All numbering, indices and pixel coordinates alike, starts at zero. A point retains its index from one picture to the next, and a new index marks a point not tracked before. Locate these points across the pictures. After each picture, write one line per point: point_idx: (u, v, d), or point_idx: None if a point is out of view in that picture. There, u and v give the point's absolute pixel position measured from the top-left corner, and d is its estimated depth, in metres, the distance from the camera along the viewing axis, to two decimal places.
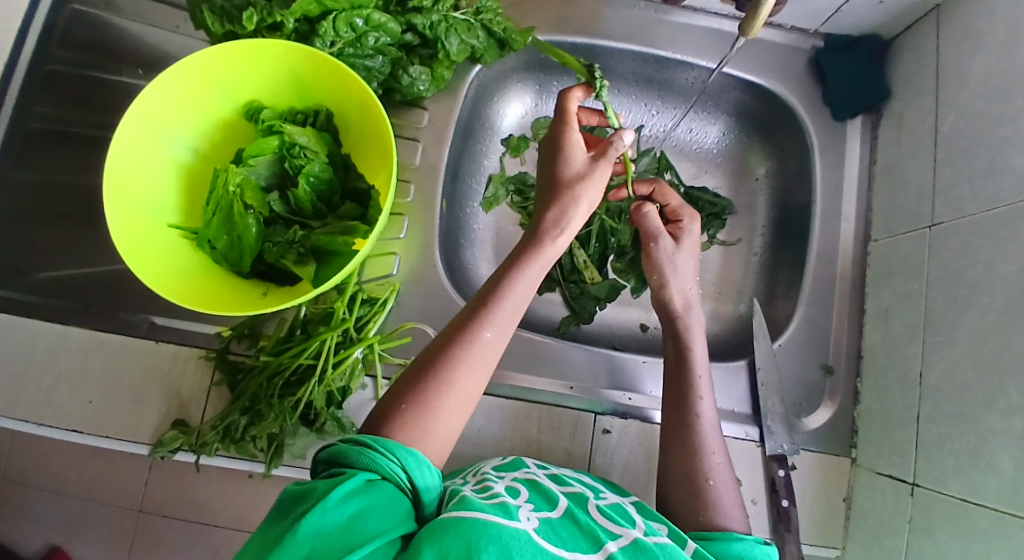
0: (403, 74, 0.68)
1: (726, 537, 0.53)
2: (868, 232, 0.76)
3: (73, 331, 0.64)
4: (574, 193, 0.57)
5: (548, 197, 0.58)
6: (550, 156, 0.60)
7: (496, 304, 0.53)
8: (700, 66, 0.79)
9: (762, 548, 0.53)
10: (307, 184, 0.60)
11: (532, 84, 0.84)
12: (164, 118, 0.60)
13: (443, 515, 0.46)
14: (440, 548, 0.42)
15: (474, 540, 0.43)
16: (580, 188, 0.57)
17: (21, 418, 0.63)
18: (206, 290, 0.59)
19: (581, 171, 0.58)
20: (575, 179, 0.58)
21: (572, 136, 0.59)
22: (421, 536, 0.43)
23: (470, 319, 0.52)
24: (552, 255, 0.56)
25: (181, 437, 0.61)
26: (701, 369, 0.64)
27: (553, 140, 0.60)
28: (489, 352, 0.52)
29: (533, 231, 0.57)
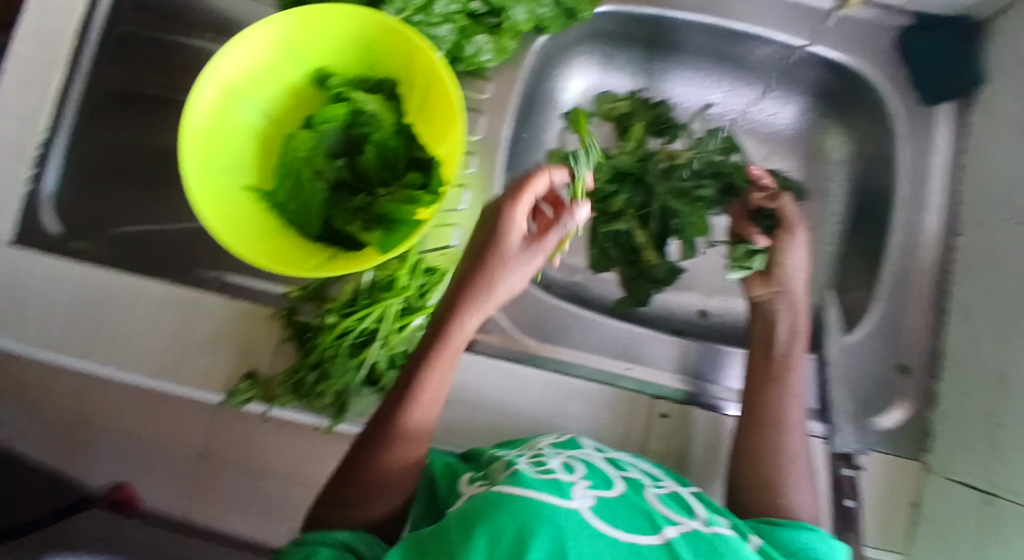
0: (468, 44, 0.67)
1: (795, 524, 0.55)
2: (955, 225, 0.72)
3: (153, 284, 0.67)
4: (490, 278, 0.54)
5: (467, 279, 0.55)
6: (484, 230, 0.56)
7: (416, 394, 0.52)
8: (777, 40, 0.75)
9: (829, 542, 0.54)
10: (375, 153, 0.62)
11: (596, 55, 0.82)
12: (239, 82, 0.61)
13: (497, 492, 0.46)
14: (492, 531, 0.42)
15: (527, 521, 0.43)
16: (501, 280, 0.55)
17: (102, 363, 0.66)
18: (277, 251, 0.61)
19: (507, 260, 0.55)
20: (497, 262, 0.55)
21: (514, 217, 0.55)
22: (476, 517, 0.43)
23: (385, 421, 0.51)
24: (464, 337, 0.55)
25: (253, 388, 0.64)
26: (797, 353, 0.67)
27: (490, 216, 0.56)
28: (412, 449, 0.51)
29: (449, 311, 0.54)
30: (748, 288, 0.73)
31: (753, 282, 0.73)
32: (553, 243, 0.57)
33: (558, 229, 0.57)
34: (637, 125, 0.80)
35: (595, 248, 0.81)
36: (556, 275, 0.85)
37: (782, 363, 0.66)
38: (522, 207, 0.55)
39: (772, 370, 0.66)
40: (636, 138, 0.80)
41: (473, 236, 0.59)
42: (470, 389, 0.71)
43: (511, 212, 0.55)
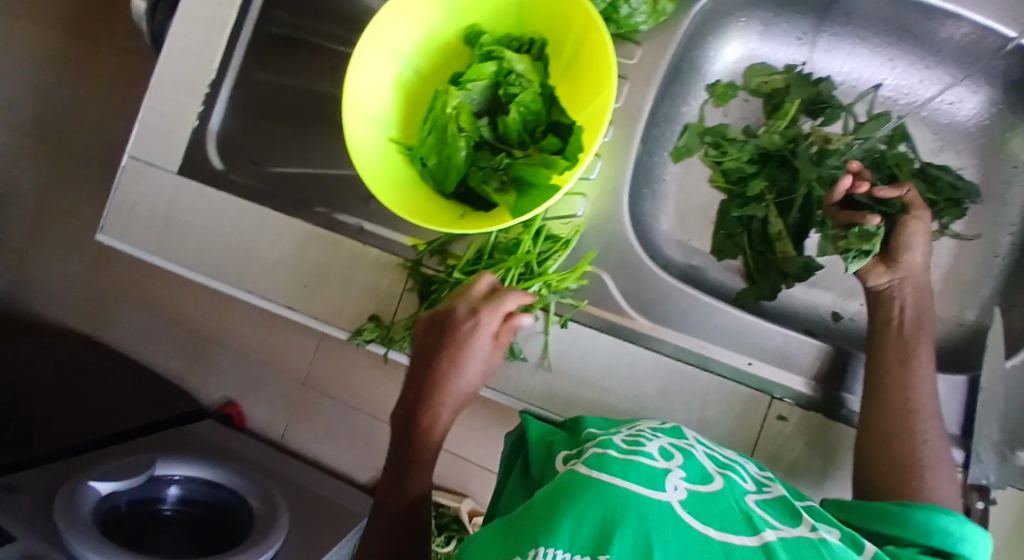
0: (623, 4, 0.64)
1: (932, 508, 0.49)
2: None
3: (297, 222, 0.71)
4: (456, 375, 0.59)
5: (433, 379, 0.59)
6: (442, 342, 0.60)
7: (405, 479, 0.57)
8: (968, 19, 0.66)
9: (970, 530, 0.48)
10: (518, 113, 0.61)
11: (758, 23, 0.76)
12: (396, 34, 0.62)
13: (582, 473, 0.44)
14: (574, 516, 0.40)
15: (611, 509, 0.40)
16: (463, 373, 0.59)
17: (248, 289, 0.72)
18: (415, 204, 0.62)
19: (465, 360, 0.58)
20: (459, 366, 0.59)
21: (479, 330, 0.59)
22: (560, 499, 0.42)
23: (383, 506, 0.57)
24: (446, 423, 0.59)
25: (377, 330, 0.67)
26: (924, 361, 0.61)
27: (442, 329, 0.60)
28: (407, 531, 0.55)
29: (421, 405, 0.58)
30: (864, 278, 0.67)
31: (872, 270, 0.66)
32: (506, 342, 0.60)
33: (509, 331, 0.60)
34: (794, 102, 0.74)
35: (722, 230, 0.77)
36: (674, 255, 0.79)
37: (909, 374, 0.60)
38: (483, 324, 0.59)
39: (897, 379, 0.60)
40: (790, 117, 0.74)
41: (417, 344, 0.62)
42: (576, 361, 0.70)
43: (483, 317, 0.59)
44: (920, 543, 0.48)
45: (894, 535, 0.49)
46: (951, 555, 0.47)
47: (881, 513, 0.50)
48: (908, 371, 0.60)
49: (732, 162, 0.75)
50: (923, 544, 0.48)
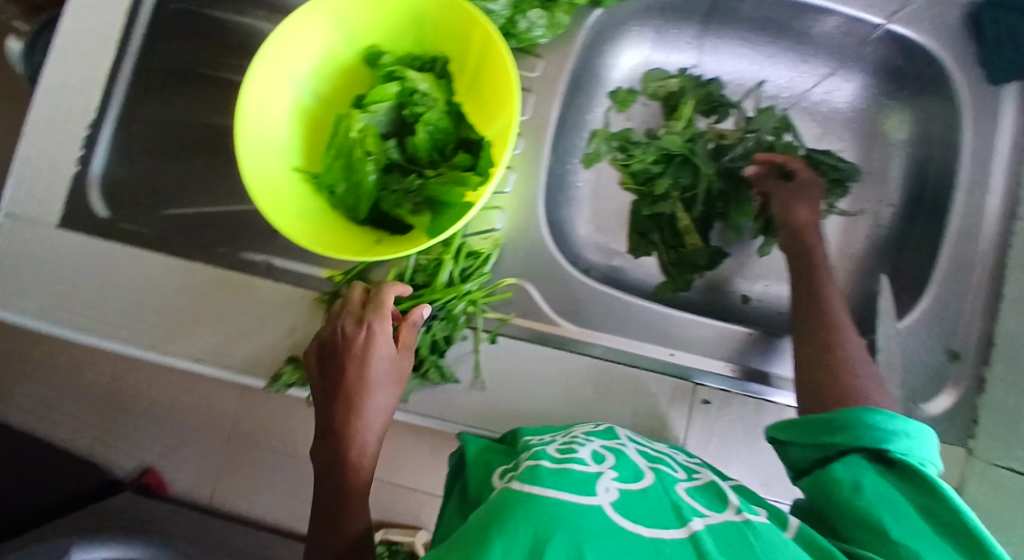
0: (521, 19, 0.65)
1: (865, 410, 0.50)
2: (1017, 209, 0.69)
3: (198, 267, 0.68)
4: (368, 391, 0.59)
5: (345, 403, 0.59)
6: (340, 364, 0.60)
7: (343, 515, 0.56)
8: (843, 13, 0.72)
9: (904, 424, 0.49)
10: (425, 132, 0.60)
11: (650, 31, 0.79)
12: (289, 60, 0.60)
13: (514, 488, 0.45)
14: (508, 531, 0.40)
15: (543, 521, 0.41)
16: (370, 391, 0.59)
17: (147, 346, 0.66)
18: (325, 234, 0.60)
19: (370, 377, 0.59)
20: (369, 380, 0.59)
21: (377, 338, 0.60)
22: (493, 515, 0.42)
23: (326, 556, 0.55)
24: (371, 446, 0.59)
25: (298, 372, 0.64)
26: (845, 323, 0.61)
27: (335, 352, 0.61)
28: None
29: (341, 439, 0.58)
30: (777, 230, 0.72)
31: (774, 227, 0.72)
32: (410, 342, 0.63)
33: (412, 326, 0.63)
34: (688, 103, 0.78)
35: (636, 231, 0.80)
36: (594, 258, 0.81)
37: (838, 341, 0.60)
38: (380, 329, 0.60)
39: (827, 345, 0.60)
40: (686, 117, 0.78)
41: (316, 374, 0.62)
42: (507, 374, 0.69)
43: (375, 325, 0.60)
44: (859, 448, 0.49)
45: (828, 442, 0.51)
46: (890, 454, 0.49)
47: (818, 429, 0.51)
48: (832, 331, 0.60)
49: (638, 164, 0.78)
50: (858, 446, 0.49)
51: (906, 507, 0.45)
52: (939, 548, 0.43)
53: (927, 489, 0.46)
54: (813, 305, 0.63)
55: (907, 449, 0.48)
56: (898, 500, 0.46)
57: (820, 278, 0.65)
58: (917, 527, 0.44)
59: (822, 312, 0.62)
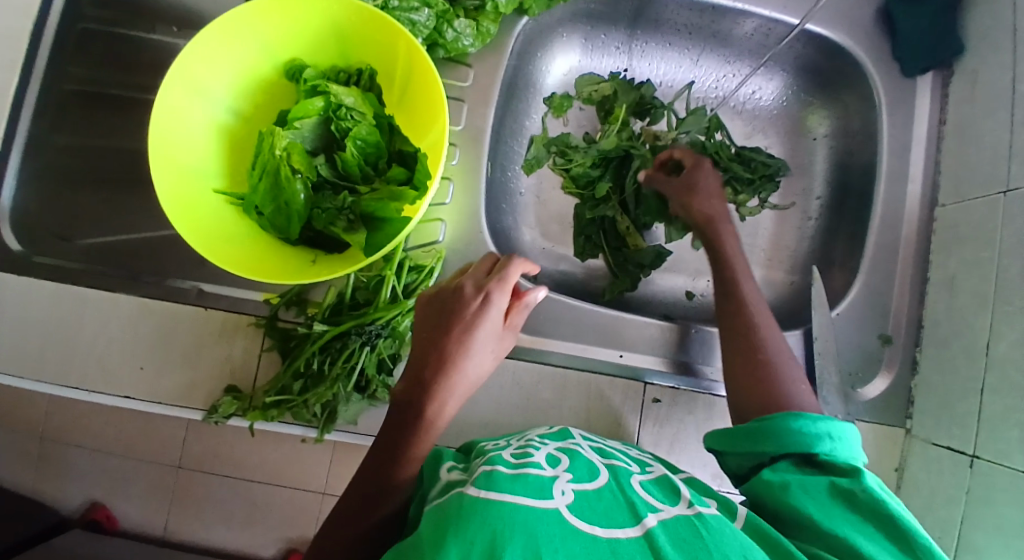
0: (448, 29, 0.65)
1: (789, 416, 0.51)
2: (935, 196, 0.72)
3: (122, 297, 0.64)
4: (464, 365, 0.53)
5: (432, 365, 0.53)
6: (442, 322, 0.55)
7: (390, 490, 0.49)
8: (761, 14, 0.74)
9: (825, 424, 0.50)
10: (355, 147, 0.59)
11: (579, 37, 0.80)
12: (204, 79, 0.58)
13: (471, 495, 0.44)
14: (464, 541, 0.39)
15: (499, 528, 0.40)
16: (469, 363, 0.53)
17: (74, 385, 0.63)
18: (254, 257, 0.58)
19: (472, 346, 0.54)
20: (470, 351, 0.54)
21: (493, 308, 0.55)
22: (448, 524, 0.41)
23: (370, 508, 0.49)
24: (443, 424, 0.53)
25: (236, 403, 0.61)
26: (767, 324, 0.60)
27: (448, 309, 0.55)
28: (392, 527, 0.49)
29: (424, 398, 0.52)
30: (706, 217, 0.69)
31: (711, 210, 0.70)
32: (517, 323, 0.59)
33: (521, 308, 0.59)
34: (621, 107, 0.78)
35: (580, 234, 0.80)
36: (541, 263, 0.81)
37: (768, 345, 0.58)
38: (499, 303, 0.55)
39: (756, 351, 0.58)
40: (621, 120, 0.78)
41: (418, 324, 0.56)
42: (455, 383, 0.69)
43: (496, 295, 0.55)
44: (786, 451, 0.50)
45: (759, 452, 0.52)
46: (817, 455, 0.50)
47: (747, 436, 0.52)
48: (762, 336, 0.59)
49: (578, 168, 0.78)
50: (789, 453, 0.50)
51: (832, 500, 0.47)
52: (868, 536, 0.45)
53: (850, 485, 0.47)
54: (738, 307, 0.61)
55: (832, 450, 0.50)
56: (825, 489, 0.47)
57: (736, 281, 0.63)
58: (843, 518, 0.45)
59: (747, 316, 0.60)
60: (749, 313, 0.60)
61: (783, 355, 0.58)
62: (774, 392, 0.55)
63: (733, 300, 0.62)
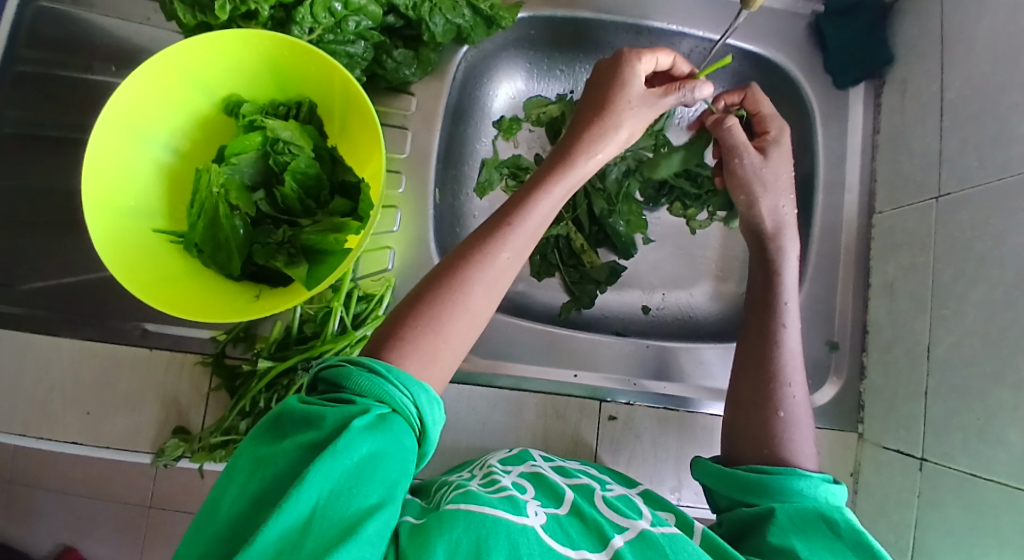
0: (387, 58, 0.66)
1: (789, 473, 0.51)
2: (873, 204, 0.74)
3: (65, 341, 0.65)
4: (617, 119, 0.58)
5: (590, 119, 0.58)
6: (600, 83, 0.60)
7: (517, 226, 0.51)
8: (697, 36, 0.77)
9: (826, 487, 0.51)
10: (294, 181, 0.59)
11: (522, 62, 0.81)
12: (139, 118, 0.58)
13: (451, 507, 0.45)
14: (450, 543, 0.41)
15: (484, 534, 0.42)
16: (614, 123, 0.58)
17: (20, 433, 0.64)
18: (195, 296, 0.57)
19: (620, 108, 0.58)
20: (624, 105, 0.58)
21: (638, 65, 0.59)
22: (433, 528, 0.42)
23: (491, 236, 0.50)
24: (581, 179, 0.56)
25: (183, 445, 0.61)
26: (794, 379, 0.58)
27: (603, 78, 0.60)
28: (505, 272, 0.50)
29: (561, 160, 0.56)
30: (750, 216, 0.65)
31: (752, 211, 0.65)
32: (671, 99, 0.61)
33: (679, 91, 0.61)
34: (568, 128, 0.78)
35: (536, 254, 0.80)
36: None
37: (792, 404, 0.56)
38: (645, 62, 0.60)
39: (774, 407, 0.56)
40: None
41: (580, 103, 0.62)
42: None
43: (640, 61, 0.60)
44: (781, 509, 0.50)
45: (751, 501, 0.51)
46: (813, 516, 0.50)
47: (743, 481, 0.52)
48: (783, 392, 0.56)
49: None
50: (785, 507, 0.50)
51: (819, 536, 0.47)
52: None
53: (835, 521, 0.48)
54: (774, 360, 0.58)
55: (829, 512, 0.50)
56: (811, 523, 0.48)
57: (782, 329, 0.59)
58: (828, 550, 0.47)
59: (772, 368, 0.58)
60: (776, 367, 0.58)
61: (802, 413, 0.56)
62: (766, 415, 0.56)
63: (764, 359, 0.58)
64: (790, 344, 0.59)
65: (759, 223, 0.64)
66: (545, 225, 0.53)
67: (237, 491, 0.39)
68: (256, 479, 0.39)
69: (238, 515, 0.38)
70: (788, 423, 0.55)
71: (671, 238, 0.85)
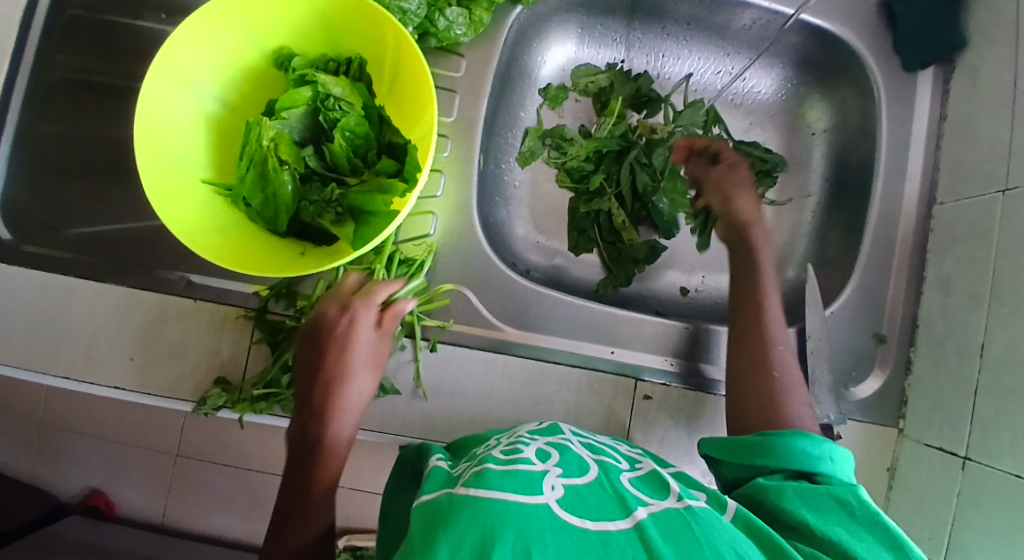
0: (440, 17, 0.64)
1: (792, 435, 0.52)
2: (934, 195, 0.71)
3: (109, 288, 0.65)
4: (342, 384, 0.57)
5: (317, 414, 0.56)
6: (311, 355, 0.59)
7: (312, 489, 0.54)
8: (760, 7, 0.73)
9: (829, 450, 0.51)
10: (343, 139, 0.58)
11: (575, 26, 0.79)
12: (190, 67, 0.57)
13: (461, 493, 0.42)
14: (454, 536, 0.38)
15: (489, 524, 0.39)
16: (351, 380, 0.58)
17: (63, 375, 0.65)
18: (241, 249, 0.58)
19: (351, 359, 0.58)
20: (340, 374, 0.58)
21: (342, 342, 0.59)
22: (439, 522, 0.39)
23: (293, 510, 0.53)
24: (337, 441, 0.56)
25: (224, 395, 0.63)
26: (784, 343, 0.61)
27: (313, 341, 0.59)
28: (316, 535, 0.52)
29: (321, 396, 0.57)
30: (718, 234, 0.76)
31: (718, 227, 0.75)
32: (393, 329, 0.61)
33: (394, 317, 0.61)
34: (617, 99, 0.77)
35: (575, 228, 0.79)
36: (534, 258, 0.80)
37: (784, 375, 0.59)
38: (324, 314, 0.60)
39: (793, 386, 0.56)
40: (616, 113, 0.77)
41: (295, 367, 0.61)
42: (451, 382, 0.69)
43: (361, 314, 0.60)
44: (784, 468, 0.50)
45: (759, 465, 0.51)
46: (816, 476, 0.50)
47: (747, 447, 0.53)
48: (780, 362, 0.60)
49: (574, 162, 0.77)
50: (790, 470, 0.50)
51: (829, 505, 0.47)
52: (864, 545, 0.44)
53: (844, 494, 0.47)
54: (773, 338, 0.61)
55: (830, 472, 0.50)
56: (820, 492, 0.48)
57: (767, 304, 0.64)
58: (840, 526, 0.45)
59: (764, 337, 0.61)
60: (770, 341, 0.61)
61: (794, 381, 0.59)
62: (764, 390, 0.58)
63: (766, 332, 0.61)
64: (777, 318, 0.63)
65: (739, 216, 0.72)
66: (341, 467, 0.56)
67: None
68: None
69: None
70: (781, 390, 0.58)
71: None
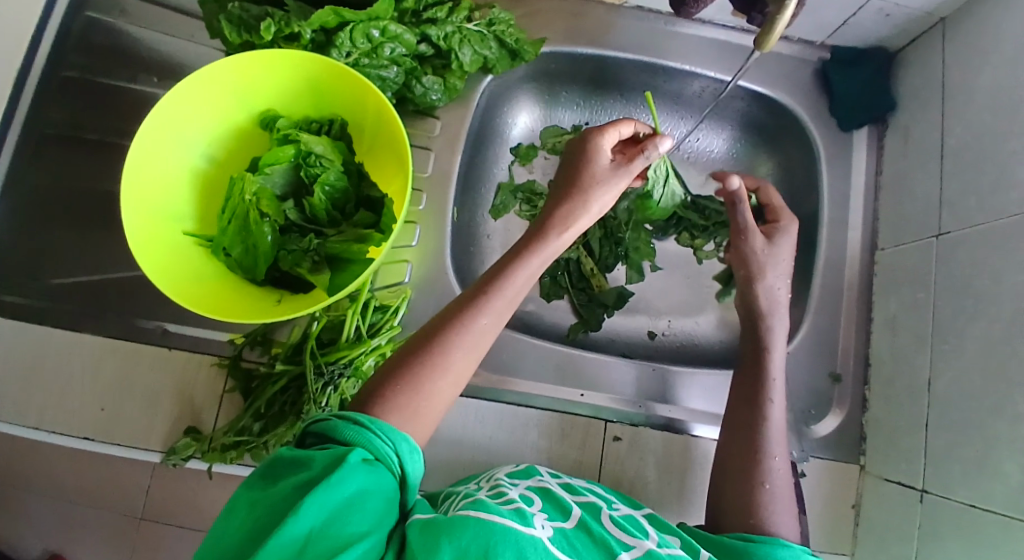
0: (417, 84, 0.69)
1: (772, 542, 0.53)
2: (876, 241, 0.77)
3: (86, 337, 0.67)
4: (585, 197, 0.61)
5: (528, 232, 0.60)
6: (571, 168, 0.64)
7: (494, 293, 0.54)
8: (708, 76, 0.80)
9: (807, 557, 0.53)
10: (323, 193, 0.61)
11: (542, 93, 0.85)
12: (182, 126, 0.61)
13: (461, 514, 0.45)
14: (457, 549, 0.41)
15: (493, 542, 0.41)
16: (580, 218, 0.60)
17: (32, 424, 0.65)
18: (221, 298, 0.60)
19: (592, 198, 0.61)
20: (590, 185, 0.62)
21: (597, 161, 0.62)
22: (442, 535, 0.42)
23: (468, 305, 0.53)
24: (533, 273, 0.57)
25: (194, 444, 0.63)
26: (778, 451, 0.61)
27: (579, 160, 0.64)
28: (482, 339, 0.53)
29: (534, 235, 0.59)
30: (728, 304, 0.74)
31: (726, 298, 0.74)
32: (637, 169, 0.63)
33: (644, 157, 0.63)
34: None
35: (547, 275, 0.82)
36: None
37: (774, 472, 0.59)
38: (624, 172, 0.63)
39: (759, 478, 0.59)
40: None
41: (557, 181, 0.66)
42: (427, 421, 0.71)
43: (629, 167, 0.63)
44: None
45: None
46: None
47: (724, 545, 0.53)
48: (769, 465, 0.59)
49: None
50: None
51: None
52: None
53: None
54: (756, 433, 0.61)
55: None
56: None
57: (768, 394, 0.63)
58: None
59: (759, 439, 0.61)
60: (763, 440, 0.61)
61: (784, 485, 0.59)
62: (743, 462, 0.60)
63: (754, 407, 0.63)
64: (777, 417, 0.63)
65: (755, 304, 0.69)
66: (522, 295, 0.57)
67: (234, 529, 0.42)
68: (257, 510, 0.43)
69: (234, 550, 0.41)
70: (771, 494, 0.58)
71: (679, 267, 0.87)
